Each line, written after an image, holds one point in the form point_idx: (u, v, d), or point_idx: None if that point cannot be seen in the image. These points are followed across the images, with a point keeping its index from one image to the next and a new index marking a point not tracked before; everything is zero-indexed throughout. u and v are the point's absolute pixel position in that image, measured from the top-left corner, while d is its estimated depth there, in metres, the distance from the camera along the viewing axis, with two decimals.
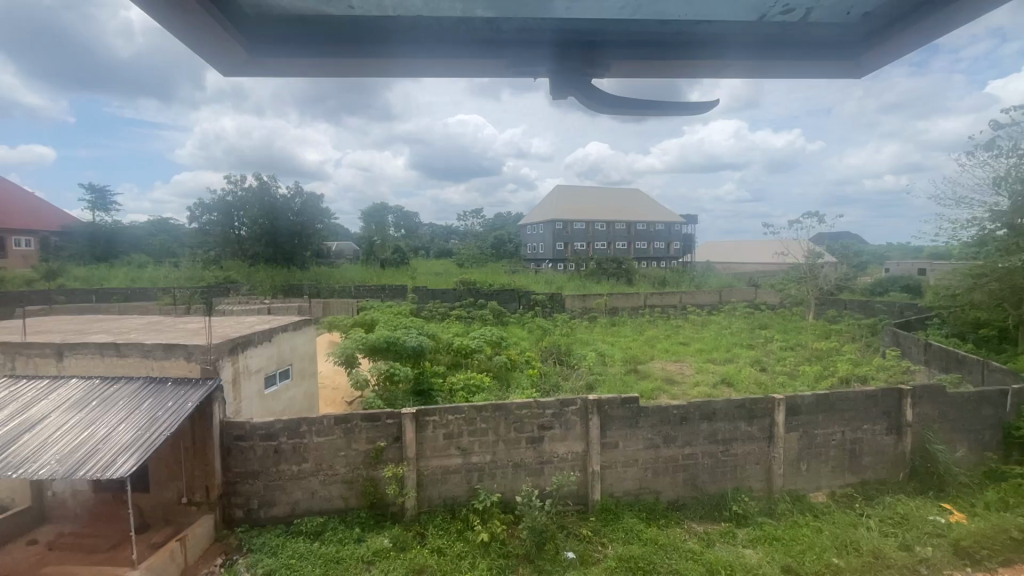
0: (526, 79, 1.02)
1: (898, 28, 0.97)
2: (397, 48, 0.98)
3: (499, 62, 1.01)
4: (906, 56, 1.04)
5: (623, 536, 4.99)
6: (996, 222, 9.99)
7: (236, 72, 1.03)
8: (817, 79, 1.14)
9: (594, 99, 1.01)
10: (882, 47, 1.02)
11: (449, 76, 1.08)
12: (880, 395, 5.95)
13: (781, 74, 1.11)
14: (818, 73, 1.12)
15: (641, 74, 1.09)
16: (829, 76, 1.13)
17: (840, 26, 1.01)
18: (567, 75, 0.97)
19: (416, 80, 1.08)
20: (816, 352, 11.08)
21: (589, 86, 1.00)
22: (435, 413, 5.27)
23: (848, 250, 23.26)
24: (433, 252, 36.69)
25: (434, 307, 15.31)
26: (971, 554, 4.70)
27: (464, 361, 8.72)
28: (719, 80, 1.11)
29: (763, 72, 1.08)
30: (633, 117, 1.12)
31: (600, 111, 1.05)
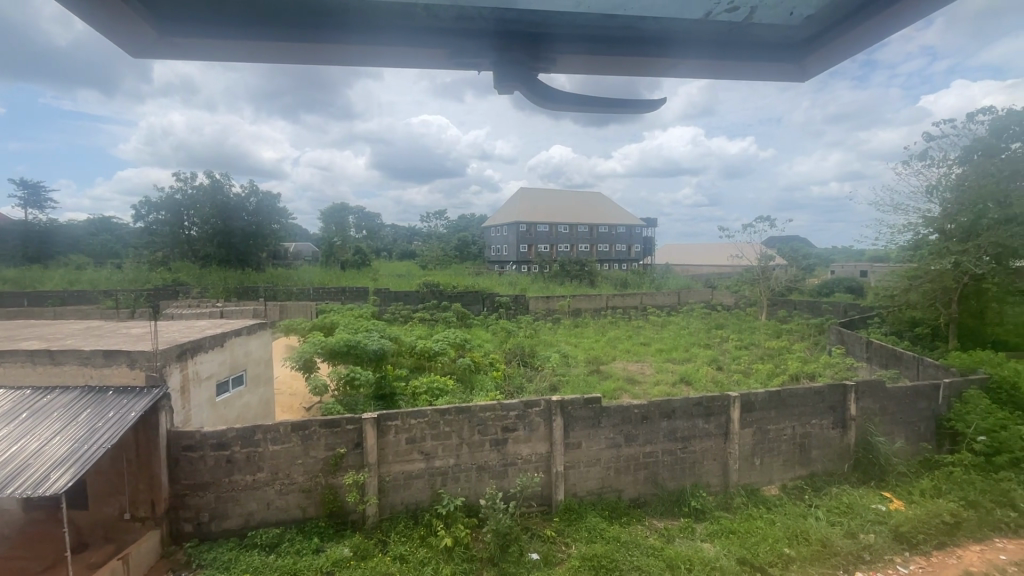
0: (470, 71, 1.02)
1: (833, 34, 1.00)
2: (348, 37, 0.97)
3: (442, 51, 0.99)
4: (844, 58, 1.07)
5: (586, 535, 5.02)
6: (928, 228, 10.69)
7: (147, 52, 0.97)
8: (761, 77, 1.17)
9: (541, 94, 1.03)
10: (823, 48, 1.04)
11: (387, 62, 1.05)
12: (826, 391, 6.24)
13: (727, 70, 1.12)
14: (762, 72, 1.14)
15: (587, 67, 1.09)
16: (773, 75, 1.16)
17: (783, 31, 1.04)
18: (510, 69, 0.97)
19: (350, 61, 1.04)
20: (768, 351, 11.56)
21: (534, 80, 1.01)
22: (396, 418, 5.15)
23: (797, 253, 24.42)
24: (396, 254, 36.16)
25: (396, 309, 15.07)
26: (909, 539, 4.99)
27: (428, 364, 8.61)
28: (666, 72, 1.12)
29: (710, 66, 1.09)
30: (579, 110, 1.12)
31: (545, 105, 1.06)
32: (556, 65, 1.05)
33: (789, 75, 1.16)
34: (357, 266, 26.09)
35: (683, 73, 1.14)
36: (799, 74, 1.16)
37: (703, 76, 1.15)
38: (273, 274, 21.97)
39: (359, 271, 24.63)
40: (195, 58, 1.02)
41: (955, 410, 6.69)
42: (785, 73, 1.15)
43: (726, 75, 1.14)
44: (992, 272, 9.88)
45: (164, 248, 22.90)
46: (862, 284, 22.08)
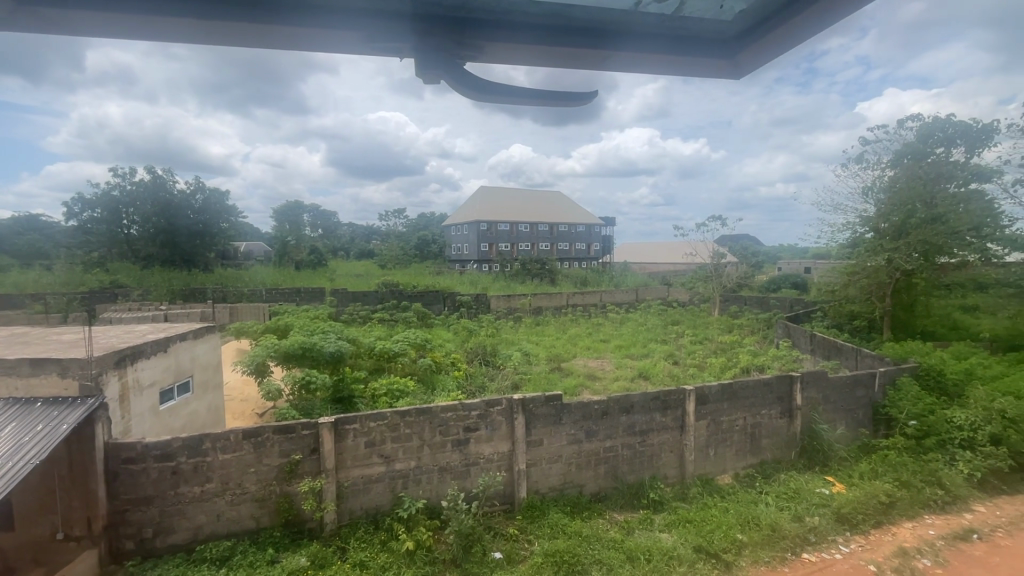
0: (391, 55, 0.97)
1: (762, 32, 1.02)
2: (292, 22, 0.91)
3: (359, 35, 0.94)
4: (775, 53, 1.09)
5: (548, 531, 5.04)
6: (865, 226, 11.37)
7: (18, 18, 0.84)
8: (697, 72, 1.18)
9: (471, 86, 1.02)
10: (754, 44, 1.06)
11: (304, 41, 0.98)
12: (775, 382, 6.52)
13: (663, 63, 1.13)
14: (698, 66, 1.15)
15: (515, 57, 1.08)
16: (710, 71, 1.18)
17: (714, 30, 1.05)
18: (432, 56, 0.94)
19: (262, 40, 0.96)
20: (721, 345, 11.98)
21: (458, 70, 0.99)
22: (355, 421, 5.01)
23: (746, 251, 25.46)
24: (354, 253, 35.23)
25: (354, 309, 14.68)
26: (851, 519, 5.29)
27: (387, 365, 8.42)
28: (600, 66, 1.11)
29: (645, 58, 1.09)
30: (507, 102, 1.11)
31: (468, 95, 1.03)
32: (487, 53, 1.03)
33: (725, 72, 1.18)
34: (312, 265, 25.27)
35: (626, 68, 1.14)
36: (735, 71, 1.18)
37: (645, 71, 1.16)
38: (222, 274, 20.97)
39: (315, 272, 23.88)
40: (118, 36, 0.92)
41: (889, 397, 7.15)
42: (720, 69, 1.16)
43: (663, 68, 1.14)
44: (921, 268, 10.62)
45: (101, 247, 21.45)
46: (806, 280, 23.26)
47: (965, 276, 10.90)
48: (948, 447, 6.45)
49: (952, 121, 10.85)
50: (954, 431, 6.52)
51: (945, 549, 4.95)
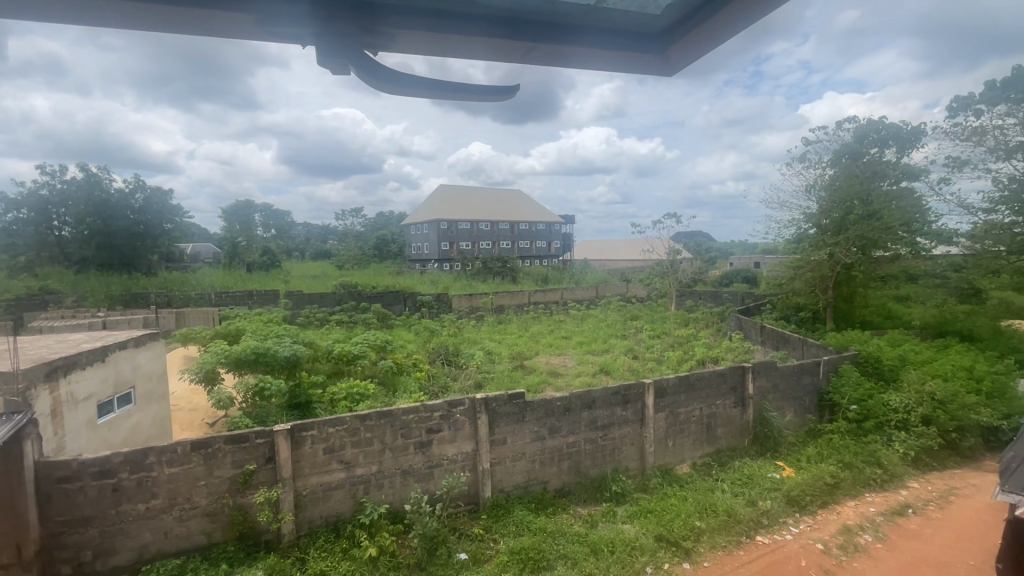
0: (290, 43, 0.86)
1: (691, 26, 0.98)
2: (230, 8, 0.80)
3: (249, 16, 0.81)
4: (705, 48, 1.06)
5: (513, 529, 5.03)
6: (808, 223, 11.96)
7: None
8: (629, 67, 1.14)
9: (404, 84, 0.98)
10: (683, 39, 1.02)
11: (187, 19, 0.84)
12: (728, 373, 6.76)
13: (591, 57, 1.08)
14: (628, 61, 1.12)
15: (432, 47, 1.00)
16: (641, 66, 1.14)
17: (647, 27, 1.02)
18: (335, 45, 0.83)
19: (134, 17, 0.80)
20: (677, 339, 12.33)
21: (366, 60, 0.89)
22: (312, 427, 4.83)
23: (700, 247, 26.32)
24: (309, 254, 34.09)
25: (310, 311, 14.19)
26: (800, 501, 5.54)
27: (346, 368, 8.21)
28: (526, 56, 1.05)
29: (571, 50, 1.04)
30: (424, 94, 1.02)
31: (380, 87, 0.95)
32: (427, 43, 0.98)
33: (657, 68, 1.15)
34: (265, 267, 24.32)
35: (574, 64, 1.11)
36: (667, 67, 1.15)
37: (575, 63, 1.11)
38: (166, 278, 19.81)
39: (268, 274, 22.95)
40: None
41: (832, 384, 7.55)
42: (651, 65, 1.13)
43: (592, 61, 1.10)
44: (859, 261, 11.28)
45: (28, 251, 19.88)
46: (755, 275, 24.30)
47: (898, 268, 11.64)
48: (886, 428, 6.88)
49: (884, 123, 11.62)
50: (891, 414, 6.96)
51: (884, 525, 5.28)
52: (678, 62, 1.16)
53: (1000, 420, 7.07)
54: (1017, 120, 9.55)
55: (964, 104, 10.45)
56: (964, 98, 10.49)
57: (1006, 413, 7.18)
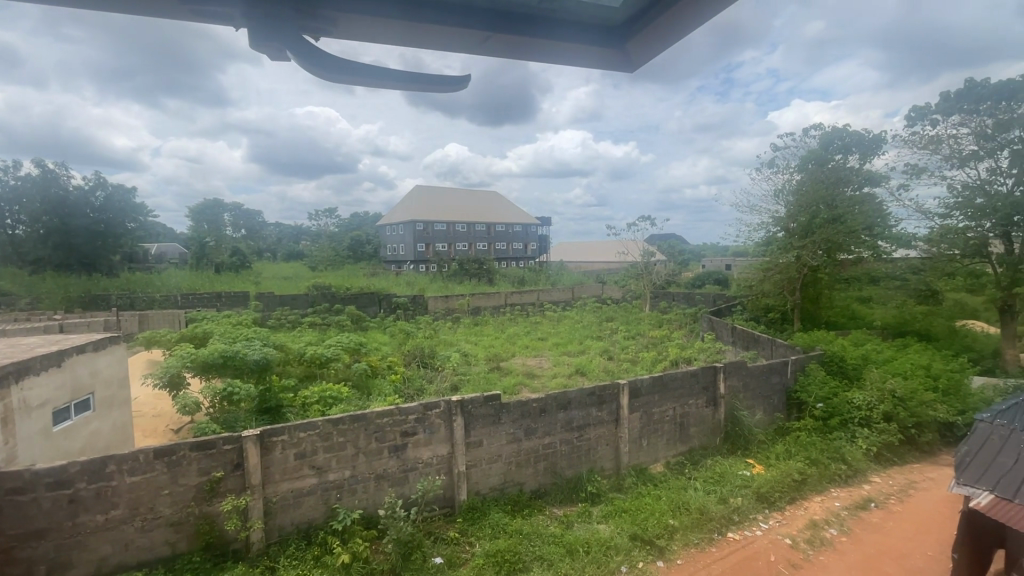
0: (223, 26, 0.80)
1: (648, 23, 0.94)
2: None
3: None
4: (664, 47, 1.02)
5: (489, 531, 4.99)
6: (777, 226, 12.30)
7: None
8: (588, 63, 1.10)
9: (360, 72, 0.94)
10: (639, 35, 0.98)
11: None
12: (700, 373, 6.88)
13: (547, 51, 1.04)
14: (587, 57, 1.07)
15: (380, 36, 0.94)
16: (601, 62, 1.09)
17: (608, 18, 0.97)
18: (271, 30, 0.78)
19: None
20: (652, 340, 12.49)
21: (305, 46, 0.84)
22: (282, 432, 4.70)
23: (674, 249, 26.78)
24: (281, 254, 33.33)
25: (282, 313, 13.85)
26: (770, 497, 5.67)
27: (319, 371, 8.03)
28: (478, 49, 1.00)
29: (525, 43, 0.99)
30: (372, 82, 0.98)
31: (323, 75, 0.90)
32: (407, 36, 0.92)
33: (615, 64, 1.10)
34: (235, 268, 23.64)
35: (553, 57, 1.07)
36: (627, 63, 1.10)
37: (531, 56, 1.06)
38: (129, 279, 19.05)
39: (238, 275, 22.34)
40: None
41: (799, 383, 7.76)
42: (610, 60, 1.09)
43: (550, 55, 1.05)
44: (825, 264, 11.64)
45: None
46: (727, 277, 24.87)
47: (861, 270, 12.06)
48: (850, 425, 7.10)
49: (847, 131, 12.05)
50: (854, 411, 7.19)
51: (848, 519, 5.44)
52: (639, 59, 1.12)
53: (955, 416, 7.39)
54: (970, 130, 10.03)
55: (921, 114, 10.91)
56: (921, 108, 10.95)
57: (960, 409, 7.51)
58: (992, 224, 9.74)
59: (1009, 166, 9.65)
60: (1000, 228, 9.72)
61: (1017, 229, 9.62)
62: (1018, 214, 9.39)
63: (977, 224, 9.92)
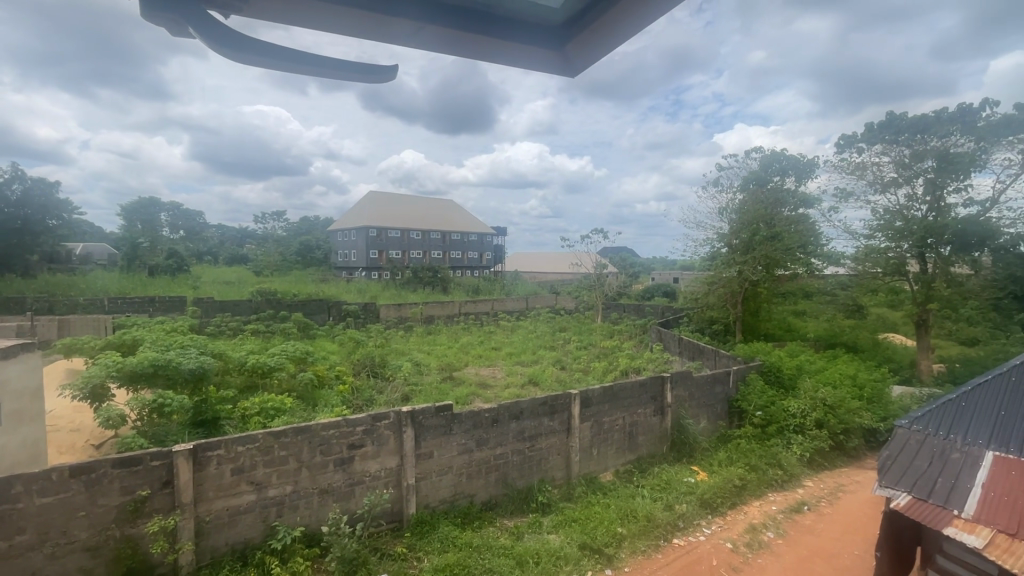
0: None
1: (588, 23, 0.91)
2: None
3: None
4: (608, 52, 0.99)
5: (437, 545, 4.87)
6: (721, 242, 12.90)
7: None
8: (529, 64, 1.06)
9: (280, 56, 0.86)
10: (580, 36, 0.95)
11: None
12: (649, 383, 7.04)
13: (483, 51, 1.00)
14: (527, 57, 1.03)
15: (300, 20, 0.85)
16: (541, 65, 1.06)
17: (549, 18, 0.93)
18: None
19: None
20: (603, 350, 12.73)
21: (210, 22, 0.75)
22: (218, 446, 4.41)
23: (624, 262, 27.50)
24: (223, 258, 31.60)
25: (222, 321, 13.08)
26: (712, 503, 5.85)
27: (261, 382, 7.64)
28: (413, 44, 0.92)
29: (461, 37, 0.94)
30: (290, 66, 0.88)
31: (233, 55, 0.81)
32: (361, 26, 0.85)
33: (556, 69, 1.07)
34: (171, 271, 22.17)
35: (520, 63, 1.05)
36: (569, 68, 1.07)
37: (467, 56, 1.01)
38: (49, 280, 17.45)
39: (176, 279, 20.97)
40: None
41: (740, 392, 8.11)
42: (551, 63, 1.05)
43: (484, 55, 1.01)
44: (763, 279, 12.25)
45: None
46: (674, 290, 25.83)
47: (796, 286, 12.79)
48: (786, 432, 7.47)
49: (784, 155, 12.85)
50: (789, 419, 7.59)
51: (784, 522, 5.71)
52: (582, 65, 1.08)
53: (878, 422, 7.94)
54: (891, 159, 10.92)
55: (849, 142, 11.78)
56: (849, 136, 11.83)
57: (882, 416, 8.08)
58: (909, 245, 10.60)
59: (924, 193, 10.58)
60: (916, 249, 10.58)
61: (931, 251, 10.47)
62: (931, 237, 10.27)
63: (897, 244, 10.76)
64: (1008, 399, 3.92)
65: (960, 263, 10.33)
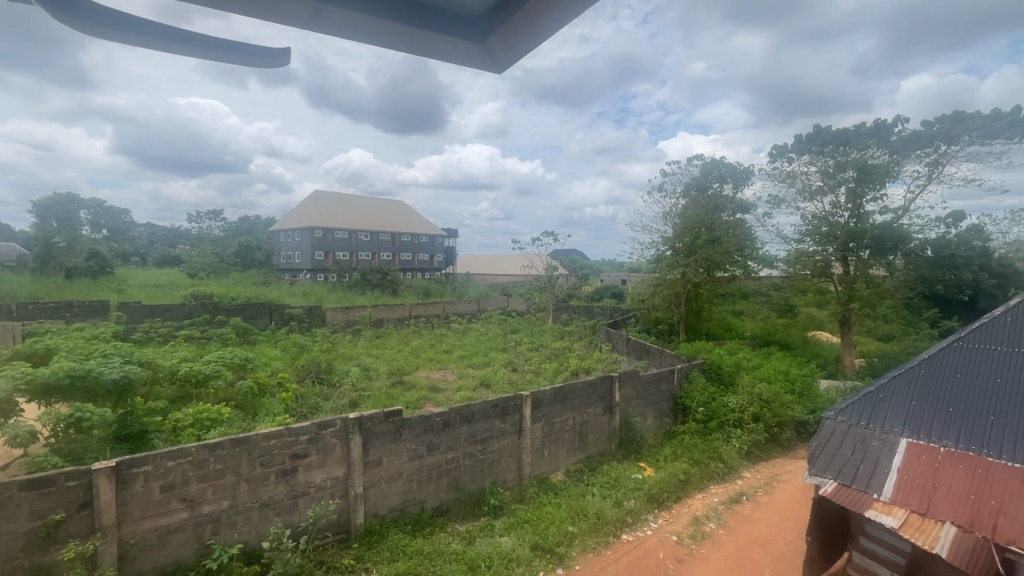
0: None
1: (507, 15, 0.89)
2: None
3: None
4: (531, 48, 0.98)
5: (387, 555, 4.72)
6: (665, 245, 13.39)
7: None
8: (452, 58, 1.04)
9: None
10: (502, 29, 0.93)
11: None
12: (598, 382, 7.16)
13: (403, 40, 0.97)
14: (449, 52, 1.01)
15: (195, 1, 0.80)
16: (465, 58, 1.03)
17: (469, 9, 0.92)
18: None
19: None
20: (554, 351, 12.86)
21: None
22: (145, 462, 4.07)
23: (574, 265, 27.95)
24: (153, 259, 29.48)
25: (151, 327, 12.16)
26: (660, 498, 6.02)
27: (194, 391, 7.16)
28: (326, 30, 0.88)
29: (376, 25, 0.90)
30: None
31: None
32: (265, 9, 0.80)
33: (482, 64, 1.06)
34: (92, 274, 20.44)
35: (444, 56, 1.03)
36: (495, 62, 1.05)
37: (388, 46, 0.98)
38: None
39: (98, 283, 19.36)
40: None
41: (684, 389, 8.43)
42: (476, 56, 1.03)
43: (405, 46, 0.99)
44: (705, 280, 12.80)
45: None
46: (622, 291, 26.56)
47: (735, 287, 13.44)
48: (725, 427, 7.83)
49: (723, 163, 13.52)
50: (729, 414, 7.95)
51: (725, 512, 5.96)
52: (508, 61, 1.07)
53: (807, 414, 8.48)
54: (817, 169, 11.71)
55: (781, 152, 12.54)
56: (781, 147, 12.60)
57: (811, 408, 8.64)
58: (834, 249, 11.40)
59: (847, 201, 11.40)
60: (840, 253, 11.38)
61: (852, 254, 11.29)
62: (853, 241, 11.09)
63: (823, 248, 11.54)
64: (924, 386, 4.30)
65: (877, 265, 11.25)
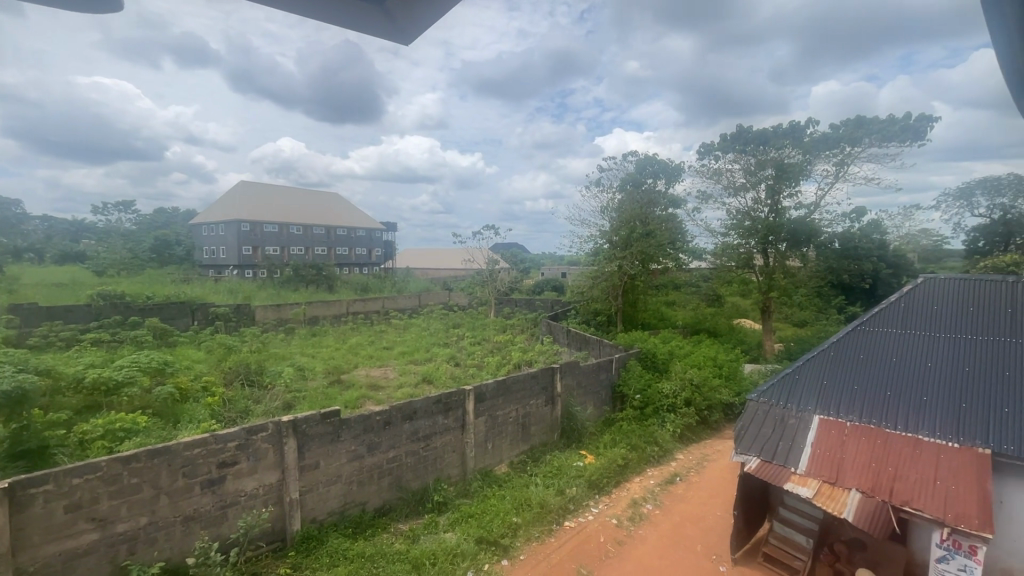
0: None
1: None
2: None
3: None
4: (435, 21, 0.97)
5: (326, 561, 4.53)
6: (603, 239, 13.72)
7: None
8: (351, 26, 0.98)
9: None
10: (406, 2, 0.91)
11: None
12: (540, 374, 7.24)
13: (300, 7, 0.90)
14: (350, 20, 0.96)
15: None
16: (367, 26, 0.98)
17: None
18: None
19: None
20: (496, 345, 12.87)
21: None
22: (46, 481, 3.63)
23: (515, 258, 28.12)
24: (51, 256, 26.35)
25: (49, 332, 10.87)
26: (601, 484, 6.19)
27: (104, 400, 6.49)
28: None
29: None
30: None
31: None
32: None
33: (385, 34, 1.01)
34: None
35: (345, 23, 0.97)
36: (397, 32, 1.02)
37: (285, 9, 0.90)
38: None
39: None
40: None
41: (622, 377, 8.72)
42: (378, 26, 0.98)
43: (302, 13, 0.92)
44: (640, 272, 13.27)
45: None
46: (562, 283, 27.09)
47: (668, 279, 14.04)
48: (660, 412, 8.16)
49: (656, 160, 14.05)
50: (663, 399, 8.28)
51: (660, 493, 6.24)
52: (412, 32, 1.04)
53: (733, 397, 9.04)
54: (740, 167, 12.42)
55: (708, 150, 13.19)
56: (708, 145, 13.25)
57: (737, 390, 9.22)
58: (755, 241, 12.09)
59: (767, 197, 12.16)
60: (760, 245, 12.10)
61: (772, 247, 12.06)
62: (772, 234, 11.84)
63: (745, 241, 12.22)
64: (834, 367, 4.65)
65: (793, 256, 12.11)
